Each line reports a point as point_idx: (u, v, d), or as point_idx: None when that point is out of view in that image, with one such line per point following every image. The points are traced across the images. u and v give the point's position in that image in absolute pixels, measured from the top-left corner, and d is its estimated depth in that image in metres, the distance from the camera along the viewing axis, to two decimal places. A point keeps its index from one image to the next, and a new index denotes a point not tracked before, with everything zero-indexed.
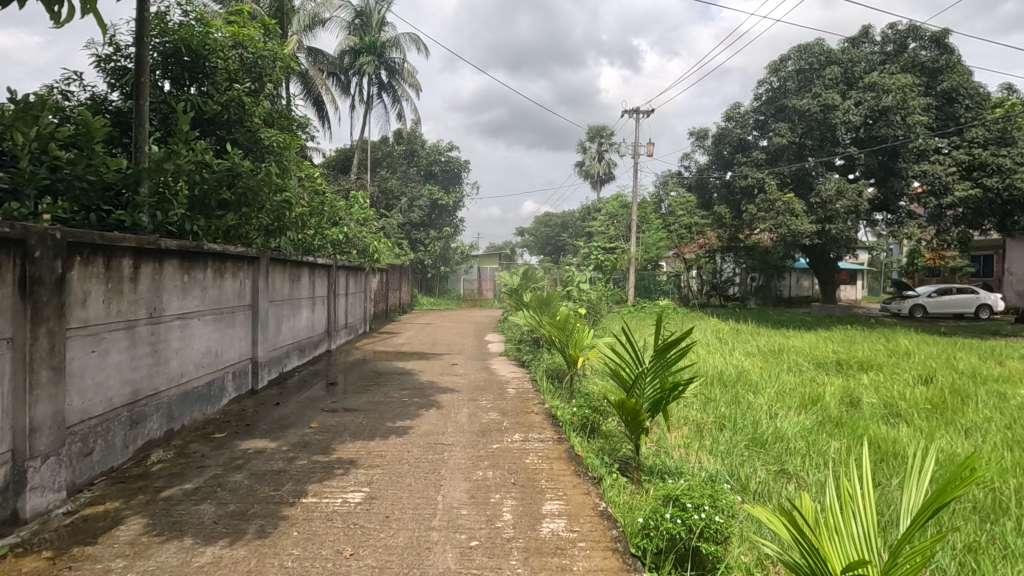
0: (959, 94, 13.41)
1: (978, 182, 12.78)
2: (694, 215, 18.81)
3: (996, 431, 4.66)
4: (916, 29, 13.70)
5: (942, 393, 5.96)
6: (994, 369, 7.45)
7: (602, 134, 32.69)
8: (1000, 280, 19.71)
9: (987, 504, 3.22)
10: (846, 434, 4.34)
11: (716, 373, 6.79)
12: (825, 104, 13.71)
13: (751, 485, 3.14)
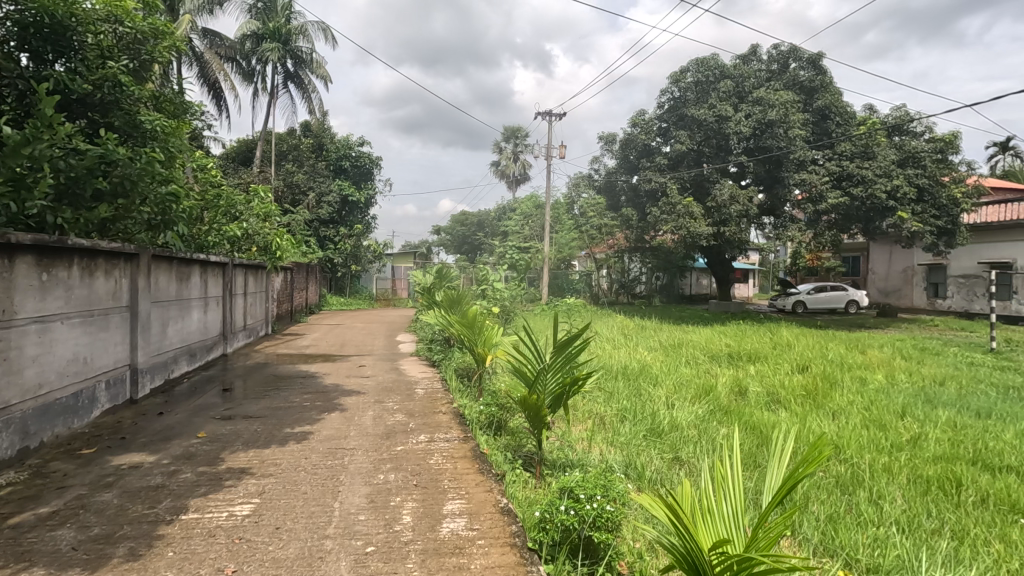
0: (831, 111, 14.94)
1: (847, 191, 14.30)
2: (604, 217, 19.65)
3: (856, 412, 5.25)
4: (796, 51, 15.10)
5: (814, 380, 6.62)
6: (858, 357, 8.39)
7: (517, 135, 33.11)
8: (866, 278, 22.21)
9: (846, 478, 3.61)
10: (732, 421, 4.69)
11: (619, 367, 7.09)
12: (720, 115, 14.74)
13: (646, 473, 3.30)
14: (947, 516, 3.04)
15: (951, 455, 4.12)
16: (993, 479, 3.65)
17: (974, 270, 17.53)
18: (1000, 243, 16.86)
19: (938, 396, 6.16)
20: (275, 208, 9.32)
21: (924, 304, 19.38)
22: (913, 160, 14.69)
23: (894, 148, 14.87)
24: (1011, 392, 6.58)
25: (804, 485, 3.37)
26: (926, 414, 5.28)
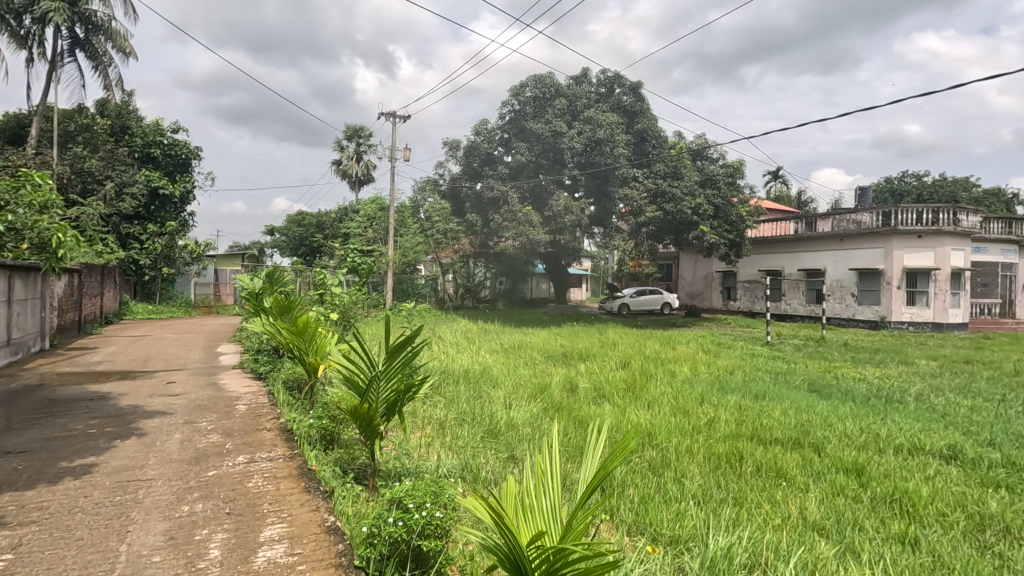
0: (649, 135, 16.83)
1: (661, 206, 16.21)
2: (449, 222, 19.91)
3: (667, 401, 5.96)
4: (620, 78, 16.77)
5: (633, 374, 7.35)
6: (669, 352, 9.53)
7: (360, 135, 31.88)
8: (677, 283, 25.37)
9: (656, 461, 4.06)
10: (563, 416, 5.00)
11: (460, 371, 7.16)
12: (555, 131, 15.77)
13: (481, 474, 3.38)
14: (732, 486, 3.57)
15: (736, 433, 4.86)
16: (764, 450, 4.37)
17: (756, 276, 21.07)
18: (773, 254, 20.51)
19: (727, 383, 7.26)
20: (57, 199, 7.66)
21: (720, 305, 22.77)
22: (711, 182, 17.16)
23: (697, 171, 17.24)
24: (778, 376, 8.03)
25: (623, 472, 3.71)
26: (719, 400, 6.17)
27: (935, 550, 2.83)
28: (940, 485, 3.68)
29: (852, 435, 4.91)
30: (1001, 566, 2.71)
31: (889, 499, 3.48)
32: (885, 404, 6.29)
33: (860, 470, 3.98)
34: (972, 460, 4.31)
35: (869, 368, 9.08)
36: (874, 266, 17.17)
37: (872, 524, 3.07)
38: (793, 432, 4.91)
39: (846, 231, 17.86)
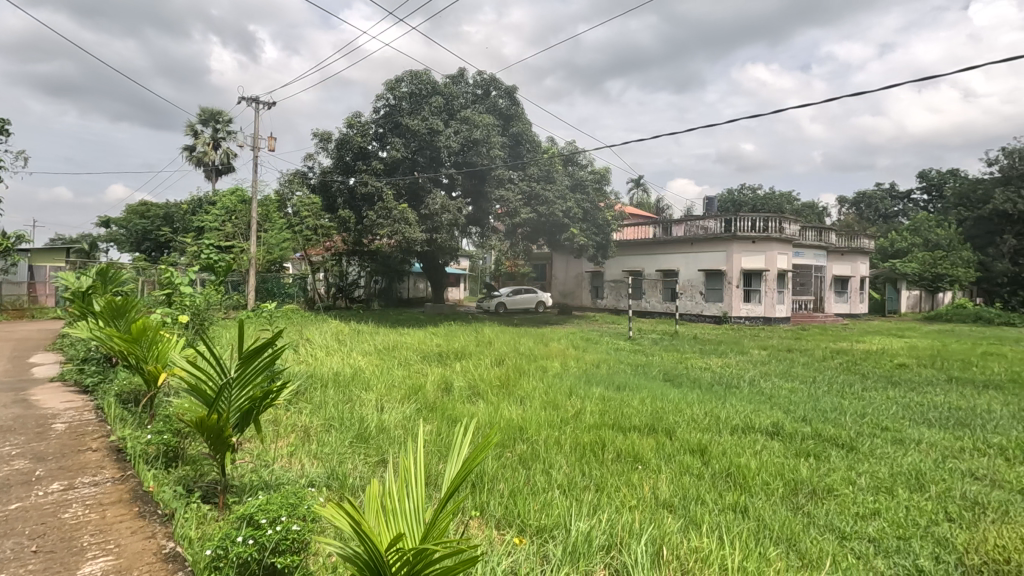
0: (523, 139, 17.36)
1: (535, 208, 16.77)
2: (319, 218, 18.83)
3: (538, 397, 6.17)
4: (496, 81, 17.09)
5: (507, 371, 7.52)
6: (542, 349, 9.89)
7: (217, 118, 28.96)
8: (550, 282, 26.45)
9: (527, 455, 4.19)
10: (437, 417, 4.98)
11: (329, 375, 6.79)
12: (432, 128, 15.62)
13: (348, 481, 3.24)
14: (595, 473, 3.80)
15: (599, 423, 5.18)
16: (624, 438, 4.71)
17: (620, 276, 22.67)
18: (635, 256, 22.21)
19: (594, 376, 7.72)
20: None
21: (589, 303, 24.17)
22: (581, 186, 18.25)
23: (567, 176, 18.18)
24: (638, 368, 8.72)
25: (494, 467, 3.78)
26: (585, 392, 6.53)
27: (760, 514, 3.24)
28: (765, 458, 4.24)
29: (697, 418, 5.48)
30: (808, 522, 3.19)
31: (726, 474, 3.93)
32: (724, 390, 7.11)
33: (703, 450, 4.45)
34: (788, 434, 5.03)
35: (713, 359, 10.20)
36: (718, 267, 19.32)
37: (711, 497, 3.45)
38: (648, 419, 5.36)
39: (695, 236, 19.90)
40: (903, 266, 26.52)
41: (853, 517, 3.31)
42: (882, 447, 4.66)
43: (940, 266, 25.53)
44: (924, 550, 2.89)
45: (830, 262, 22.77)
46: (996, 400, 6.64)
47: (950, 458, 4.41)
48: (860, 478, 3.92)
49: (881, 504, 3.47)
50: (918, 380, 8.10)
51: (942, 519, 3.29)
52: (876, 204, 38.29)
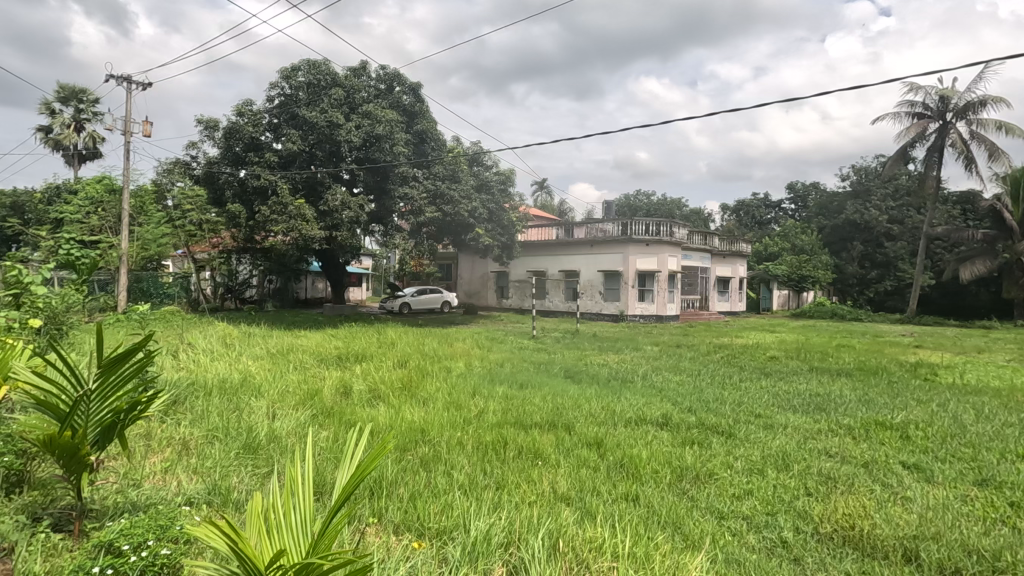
0: (428, 137, 17.18)
1: (440, 207, 16.63)
2: (205, 212, 17.35)
3: (441, 397, 6.13)
4: (400, 76, 16.76)
5: (410, 373, 7.38)
6: (446, 350, 9.81)
7: (81, 97, 25.74)
8: (456, 282, 26.37)
9: (428, 457, 4.14)
10: (334, 422, 4.77)
11: (214, 381, 6.27)
12: (331, 121, 14.96)
13: (232, 496, 3.02)
14: (496, 471, 3.83)
15: (502, 421, 5.24)
16: (525, 435, 4.80)
17: (524, 277, 23.13)
18: (539, 257, 22.75)
19: (497, 375, 7.79)
20: None
21: (494, 302, 24.40)
22: (485, 187, 18.44)
23: (473, 176, 18.27)
24: (540, 366, 8.94)
25: (393, 470, 3.70)
26: (489, 391, 6.58)
27: (649, 501, 3.44)
28: (655, 448, 4.51)
29: (595, 413, 5.70)
30: (691, 506, 3.43)
31: (620, 465, 4.13)
32: (619, 384, 7.49)
33: (600, 443, 4.65)
34: (676, 424, 5.40)
35: (610, 355, 10.70)
36: (615, 268, 20.31)
37: (606, 488, 3.61)
38: (550, 416, 5.50)
39: (595, 238, 20.79)
40: (775, 268, 29.47)
41: (730, 497, 3.62)
42: (755, 432, 5.14)
43: (804, 268, 28.63)
44: (787, 522, 3.23)
45: (714, 264, 24.73)
46: (846, 386, 7.57)
47: (809, 439, 4.96)
48: (737, 462, 4.30)
49: (753, 484, 3.81)
50: (785, 370, 9.03)
51: (802, 494, 3.69)
52: (752, 212, 42.26)
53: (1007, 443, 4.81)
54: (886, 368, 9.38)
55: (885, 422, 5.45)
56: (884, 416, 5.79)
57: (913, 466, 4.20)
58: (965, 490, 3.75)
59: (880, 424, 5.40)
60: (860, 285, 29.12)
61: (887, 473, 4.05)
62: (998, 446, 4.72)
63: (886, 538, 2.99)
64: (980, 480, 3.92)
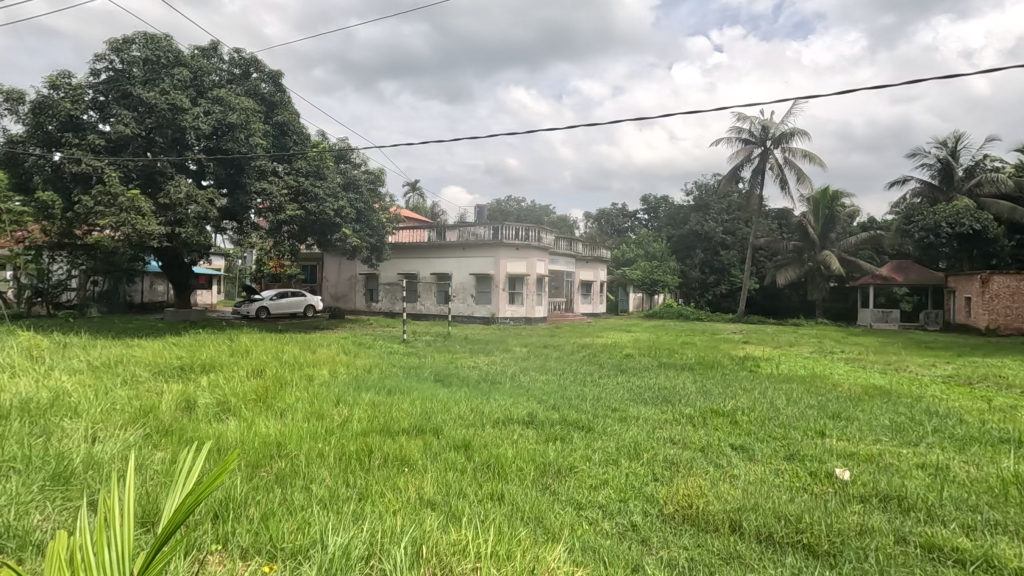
0: (289, 129, 16.13)
1: (302, 205, 15.66)
2: (6, 200, 14.53)
3: (301, 408, 5.75)
4: (257, 62, 15.57)
5: (266, 382, 6.83)
6: (308, 357, 9.23)
7: None
8: (321, 285, 25.00)
9: (285, 472, 3.85)
10: (172, 442, 4.25)
11: (14, 403, 5.24)
12: (174, 104, 13.37)
13: (33, 538, 2.55)
14: (359, 482, 3.69)
15: (367, 429, 5.05)
16: (391, 442, 4.69)
17: (395, 279, 22.64)
18: (409, 259, 22.39)
19: (364, 382, 7.50)
20: None
21: (363, 306, 23.54)
22: (353, 186, 17.76)
23: (339, 174, 17.51)
24: (410, 370, 8.79)
25: (242, 490, 3.38)
26: (354, 399, 6.31)
27: (514, 499, 3.53)
28: (520, 446, 4.66)
29: (464, 415, 5.74)
30: (553, 500, 3.58)
31: (486, 465, 4.20)
32: (488, 386, 7.63)
33: (467, 445, 4.68)
34: (541, 422, 5.62)
35: (480, 357, 10.87)
36: (486, 272, 20.65)
37: (472, 489, 3.64)
38: (417, 421, 5.43)
39: (467, 242, 20.99)
40: (631, 273, 32.04)
41: (588, 488, 3.85)
42: (611, 425, 5.52)
43: (656, 273, 31.48)
44: (638, 507, 3.50)
45: (578, 269, 26.21)
46: (688, 379, 8.44)
47: (657, 428, 5.45)
48: (594, 454, 4.58)
49: (609, 474, 4.09)
50: (639, 367, 9.84)
51: (650, 480, 4.02)
52: (612, 220, 45.58)
53: (808, 421, 5.70)
54: (721, 362, 10.61)
55: (719, 410, 6.18)
56: (718, 404, 6.56)
57: (739, 447, 4.81)
58: (779, 464, 4.37)
59: (714, 412, 6.11)
60: (701, 288, 32.67)
61: (719, 456, 4.57)
62: (801, 425, 5.58)
63: (717, 513, 3.37)
64: (789, 455, 4.60)
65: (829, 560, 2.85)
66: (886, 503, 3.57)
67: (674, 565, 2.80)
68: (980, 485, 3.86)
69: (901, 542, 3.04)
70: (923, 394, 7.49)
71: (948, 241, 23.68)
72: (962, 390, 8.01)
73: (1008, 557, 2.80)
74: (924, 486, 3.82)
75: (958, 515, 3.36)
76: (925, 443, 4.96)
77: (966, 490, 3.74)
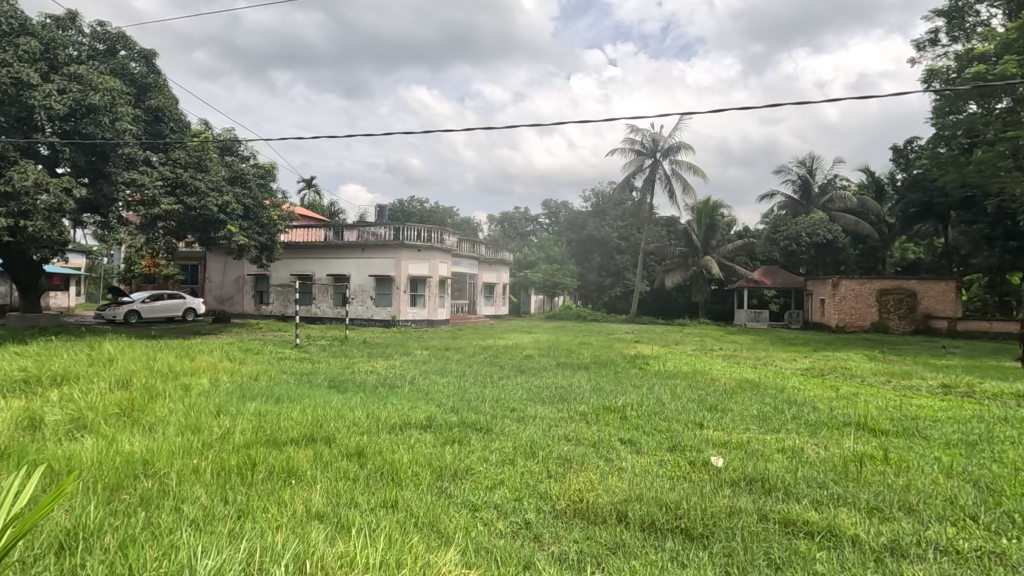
0: (164, 115, 14.71)
1: (180, 199, 14.33)
2: None
3: (174, 421, 5.24)
4: (126, 39, 14.06)
5: (132, 395, 6.14)
6: (185, 364, 8.45)
7: None
8: (203, 286, 23.04)
9: (151, 493, 3.48)
10: (9, 467, 3.68)
11: None
12: (19, 79, 11.66)
13: None
14: (239, 498, 3.42)
15: (251, 441, 4.70)
16: (277, 453, 4.41)
17: (288, 281, 21.44)
18: (304, 259, 21.29)
19: (250, 390, 7.00)
20: None
21: (252, 309, 22.00)
22: (240, 180, 16.55)
23: (224, 167, 16.27)
24: (302, 377, 8.35)
25: (96, 516, 3.00)
26: (238, 409, 5.86)
27: (407, 505, 3.46)
28: (416, 451, 4.57)
29: (358, 422, 5.54)
30: (448, 503, 3.55)
31: (380, 472, 4.09)
32: (386, 390, 7.46)
33: (360, 453, 4.51)
34: (439, 425, 5.56)
35: (379, 361, 10.58)
36: (387, 273, 20.12)
37: (364, 498, 3.51)
38: (308, 429, 5.15)
39: (367, 242, 20.33)
40: (533, 276, 32.78)
41: (484, 489, 3.87)
42: (508, 425, 5.60)
43: (556, 276, 32.45)
44: (531, 505, 3.57)
45: (481, 271, 26.35)
46: (583, 378, 8.78)
47: (552, 427, 5.60)
48: (492, 455, 4.61)
49: (505, 474, 4.14)
50: (537, 367, 10.08)
51: (544, 477, 4.12)
52: (514, 224, 46.38)
53: (689, 414, 6.15)
54: (614, 360, 11.17)
55: (610, 407, 6.48)
56: (610, 401, 6.89)
57: (627, 441, 5.08)
58: (661, 455, 4.67)
59: (606, 408, 6.41)
60: (598, 291, 34.21)
61: (609, 450, 4.80)
62: (682, 417, 6.01)
63: (605, 505, 3.53)
64: (671, 446, 4.93)
65: (702, 542, 3.08)
66: (753, 485, 3.93)
67: (563, 559, 2.88)
68: (827, 464, 4.38)
69: (763, 520, 3.36)
70: (785, 386, 8.38)
71: (807, 249, 26.74)
72: (815, 381, 9.06)
73: (847, 526, 3.20)
74: (784, 467, 4.26)
75: (810, 492, 3.78)
76: (785, 429, 5.55)
77: (815, 469, 4.23)
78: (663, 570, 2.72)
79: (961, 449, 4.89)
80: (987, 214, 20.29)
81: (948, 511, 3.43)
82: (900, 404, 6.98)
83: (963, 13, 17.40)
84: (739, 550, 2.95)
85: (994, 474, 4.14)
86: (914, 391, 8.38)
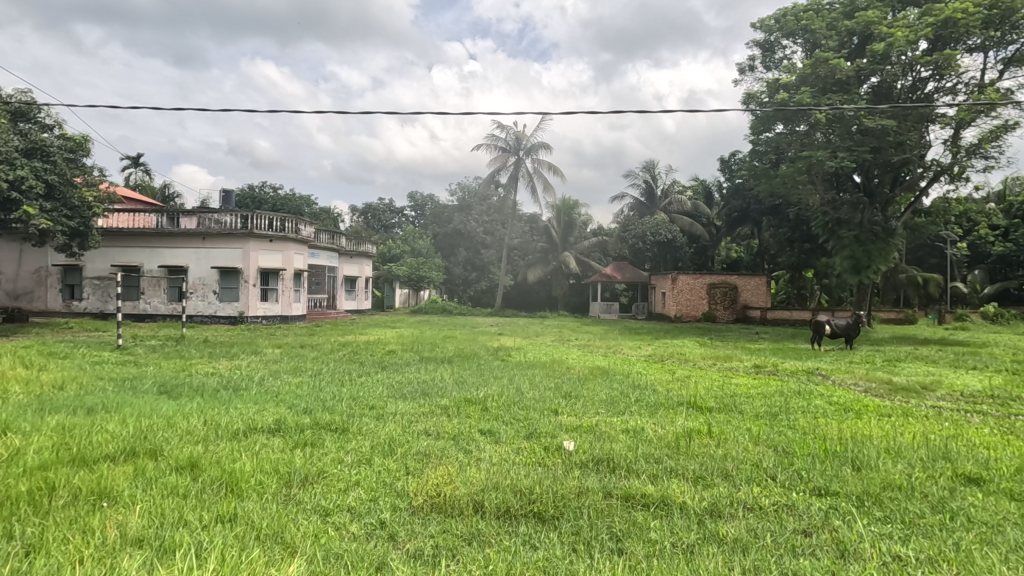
0: None
1: None
2: None
3: None
4: None
5: None
6: None
7: None
8: None
9: None
10: None
11: None
12: None
13: None
14: (29, 531, 2.86)
15: (50, 461, 3.97)
16: (86, 473, 3.78)
17: (107, 273, 18.58)
18: (129, 248, 18.57)
19: (53, 401, 5.92)
20: None
21: (59, 307, 18.69)
22: (40, 153, 13.91)
23: (16, 135, 13.58)
24: (124, 382, 7.27)
25: None
26: (33, 425, 4.92)
27: (248, 517, 3.16)
28: (262, 458, 4.22)
29: (193, 430, 4.96)
30: (296, 510, 3.32)
31: (216, 484, 3.69)
32: (230, 393, 6.77)
33: (193, 464, 4.04)
34: (289, 428, 5.18)
35: (222, 362, 9.60)
36: (232, 265, 18.29)
37: (195, 515, 3.14)
38: (127, 443, 4.47)
39: (208, 230, 18.24)
40: (396, 269, 32.05)
41: (336, 492, 3.67)
42: (366, 424, 5.38)
43: (421, 270, 31.97)
44: (387, 505, 3.46)
45: (341, 264, 25.12)
46: (447, 371, 8.78)
47: (413, 422, 5.51)
48: (347, 455, 4.41)
49: (360, 475, 3.97)
50: (399, 362, 9.86)
51: (403, 475, 4.03)
52: (379, 215, 44.91)
53: (546, 402, 6.43)
54: (477, 353, 11.34)
55: (471, 399, 6.52)
56: (473, 393, 6.93)
57: (486, 431, 5.19)
58: (518, 443, 4.83)
59: (467, 401, 6.44)
60: (463, 285, 34.53)
61: (469, 442, 4.85)
62: (540, 406, 6.26)
63: (462, 497, 3.55)
64: (528, 433, 5.12)
65: (552, 523, 3.23)
66: (599, 465, 4.22)
67: (418, 555, 2.83)
68: (662, 441, 4.86)
69: (607, 496, 3.63)
70: (632, 371, 9.14)
71: (651, 247, 29.46)
72: (656, 365, 10.03)
73: (677, 495, 3.57)
74: (626, 447, 4.64)
75: (647, 467, 4.16)
76: (629, 411, 6.08)
77: (653, 446, 4.67)
78: (515, 553, 2.81)
79: (766, 420, 5.72)
80: (789, 220, 23.99)
81: (754, 474, 3.99)
82: (723, 384, 7.96)
83: (774, 47, 20.29)
84: (584, 526, 3.15)
85: (789, 439, 4.90)
86: (733, 371, 9.64)
